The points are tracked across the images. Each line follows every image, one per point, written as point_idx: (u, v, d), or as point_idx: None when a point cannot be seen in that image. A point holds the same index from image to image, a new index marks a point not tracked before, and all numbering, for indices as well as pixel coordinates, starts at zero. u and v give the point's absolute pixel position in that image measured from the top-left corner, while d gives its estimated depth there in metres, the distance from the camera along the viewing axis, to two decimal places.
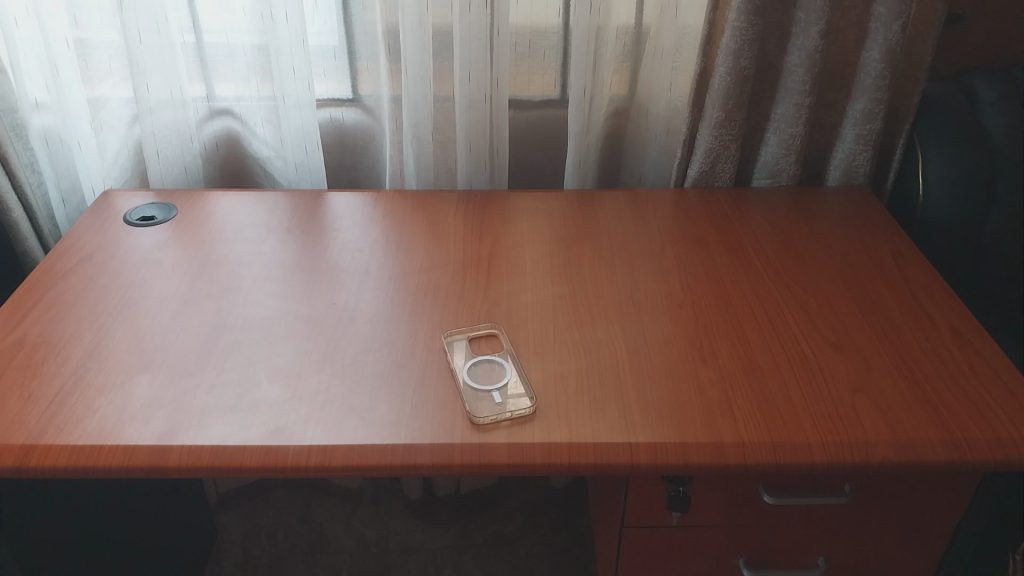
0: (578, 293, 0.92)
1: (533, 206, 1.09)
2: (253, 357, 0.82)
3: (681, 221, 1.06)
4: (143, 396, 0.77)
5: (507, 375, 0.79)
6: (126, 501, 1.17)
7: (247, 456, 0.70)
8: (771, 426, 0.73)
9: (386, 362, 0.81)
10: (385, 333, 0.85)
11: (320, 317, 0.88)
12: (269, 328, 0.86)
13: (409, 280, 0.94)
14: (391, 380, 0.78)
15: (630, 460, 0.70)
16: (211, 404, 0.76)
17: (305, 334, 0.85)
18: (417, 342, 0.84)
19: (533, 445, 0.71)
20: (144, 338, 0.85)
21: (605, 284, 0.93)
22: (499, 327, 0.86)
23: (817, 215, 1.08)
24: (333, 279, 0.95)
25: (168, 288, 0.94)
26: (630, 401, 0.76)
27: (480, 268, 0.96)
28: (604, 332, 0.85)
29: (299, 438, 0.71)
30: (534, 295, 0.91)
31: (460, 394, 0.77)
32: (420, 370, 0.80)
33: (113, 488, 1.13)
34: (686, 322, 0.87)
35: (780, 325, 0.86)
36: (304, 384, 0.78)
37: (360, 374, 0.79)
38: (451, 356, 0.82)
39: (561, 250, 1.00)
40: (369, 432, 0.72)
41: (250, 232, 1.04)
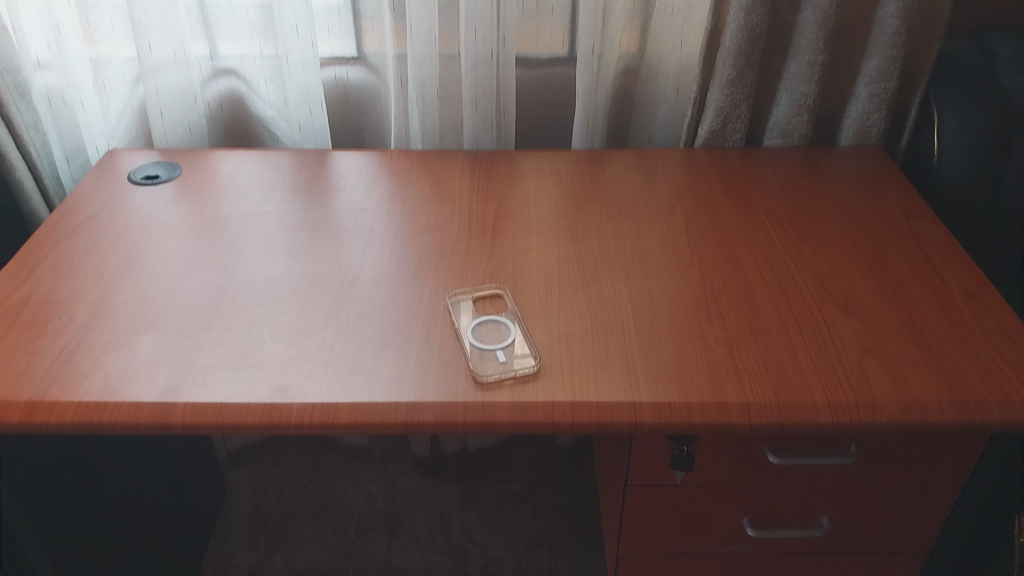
0: (584, 253, 0.91)
1: (541, 166, 1.08)
2: (258, 316, 0.82)
3: (690, 181, 1.05)
4: (147, 354, 0.77)
5: (512, 334, 0.79)
6: (140, 457, 1.19)
7: (251, 413, 0.70)
8: (777, 386, 0.72)
9: (391, 322, 0.81)
10: (389, 293, 0.85)
11: (325, 277, 0.88)
12: (273, 287, 0.86)
13: (414, 240, 0.94)
14: (395, 340, 0.78)
15: (633, 419, 0.70)
16: (215, 362, 0.76)
17: (309, 293, 0.85)
18: (423, 302, 0.83)
19: (537, 404, 0.71)
20: (149, 297, 0.85)
21: (611, 244, 0.92)
22: (504, 287, 0.86)
23: (828, 175, 1.07)
24: (338, 239, 0.94)
25: (173, 247, 0.93)
26: (635, 361, 0.75)
27: (486, 228, 0.95)
28: (609, 292, 0.84)
29: (303, 396, 0.72)
30: (540, 255, 0.91)
31: (464, 353, 0.76)
32: (424, 330, 0.79)
33: (125, 444, 1.14)
34: (693, 281, 0.86)
35: (788, 286, 0.85)
36: (309, 344, 0.78)
37: (364, 333, 0.79)
38: (455, 315, 0.81)
39: (568, 210, 0.99)
40: (373, 390, 0.72)
41: (255, 191, 1.04)
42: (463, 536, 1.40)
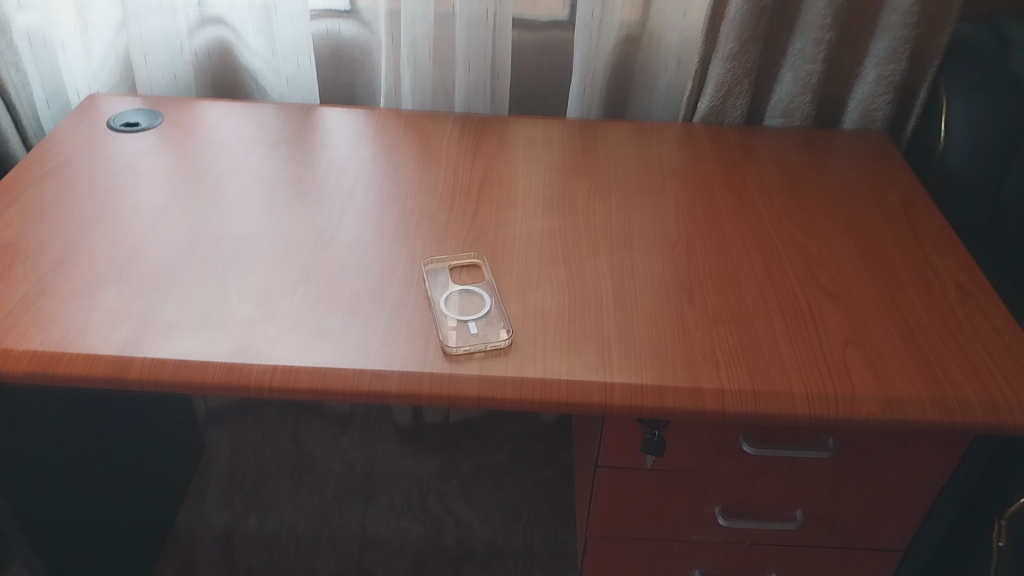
0: (568, 226, 0.88)
1: (533, 134, 1.05)
2: (228, 273, 0.79)
3: (685, 157, 1.02)
4: (110, 306, 0.75)
5: (486, 307, 0.76)
6: (116, 414, 1.17)
7: (210, 372, 0.68)
8: (755, 374, 0.70)
9: (363, 287, 0.78)
10: (364, 257, 0.82)
11: (300, 237, 0.85)
12: (245, 245, 0.84)
13: (395, 204, 0.91)
14: (365, 306, 0.76)
15: (603, 401, 0.68)
16: (178, 318, 0.73)
17: (282, 253, 0.82)
18: (398, 267, 0.81)
19: (506, 380, 0.68)
20: (118, 248, 0.83)
21: (597, 218, 0.89)
22: (483, 257, 0.83)
23: (828, 159, 1.03)
24: (316, 199, 0.91)
25: (147, 198, 0.91)
26: (611, 340, 0.73)
27: (470, 194, 0.93)
28: (591, 269, 0.82)
29: (265, 357, 0.69)
30: (523, 226, 0.88)
31: (435, 323, 0.74)
32: (397, 297, 0.77)
33: (104, 399, 1.13)
34: (678, 261, 0.83)
35: (776, 271, 0.83)
36: (277, 304, 0.75)
37: (335, 297, 0.77)
38: (430, 284, 0.79)
39: (556, 181, 0.96)
40: (338, 356, 0.70)
41: (236, 145, 1.01)
42: (439, 506, 1.39)
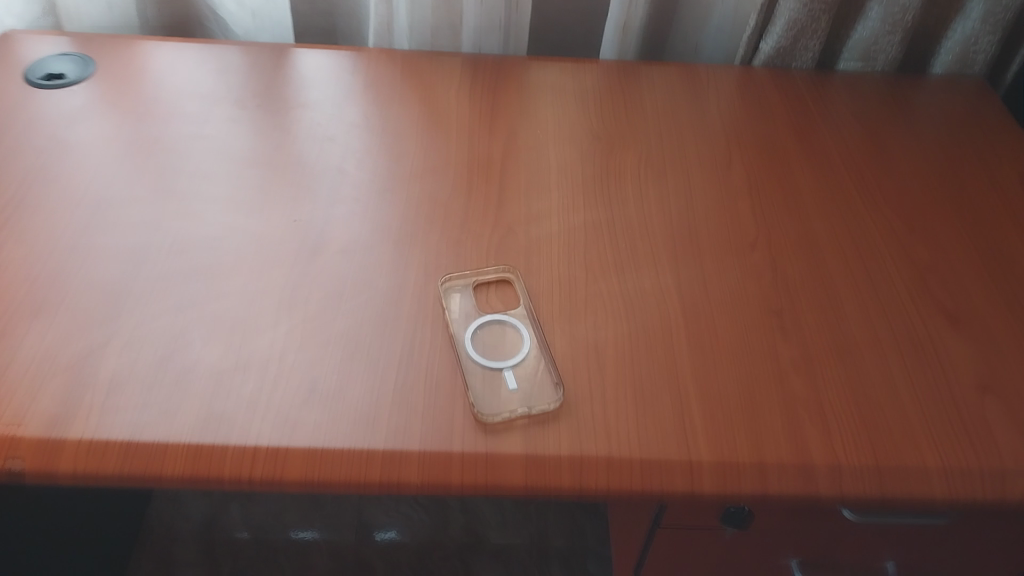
0: (617, 219, 0.70)
1: (560, 84, 0.85)
2: (187, 296, 0.61)
3: (750, 117, 0.82)
4: (29, 354, 0.56)
5: (524, 348, 0.59)
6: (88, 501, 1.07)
7: (169, 460, 0.52)
8: (876, 441, 0.55)
9: (362, 318, 0.60)
10: (362, 271, 0.64)
11: (280, 241, 0.65)
12: (208, 255, 0.64)
13: (396, 191, 0.71)
14: (365, 349, 0.58)
15: (689, 487, 0.52)
16: (122, 371, 0.56)
17: (255, 266, 0.63)
18: (407, 284, 0.63)
19: (560, 462, 0.52)
20: (37, 259, 0.62)
21: (653, 209, 0.71)
22: (514, 271, 0.64)
23: (921, 114, 0.85)
24: (297, 182, 0.71)
25: (76, 181, 0.68)
26: (688, 392, 0.56)
27: (489, 175, 0.73)
28: (651, 281, 0.64)
29: (240, 435, 0.53)
30: (560, 224, 0.69)
31: (461, 376, 0.57)
32: (409, 334, 0.59)
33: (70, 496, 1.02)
34: (759, 268, 0.66)
35: (882, 281, 0.66)
36: (251, 347, 0.58)
37: (326, 334, 0.59)
38: (450, 313, 0.61)
39: (596, 155, 0.76)
40: (335, 429, 0.53)
41: (192, 103, 0.78)
42: None
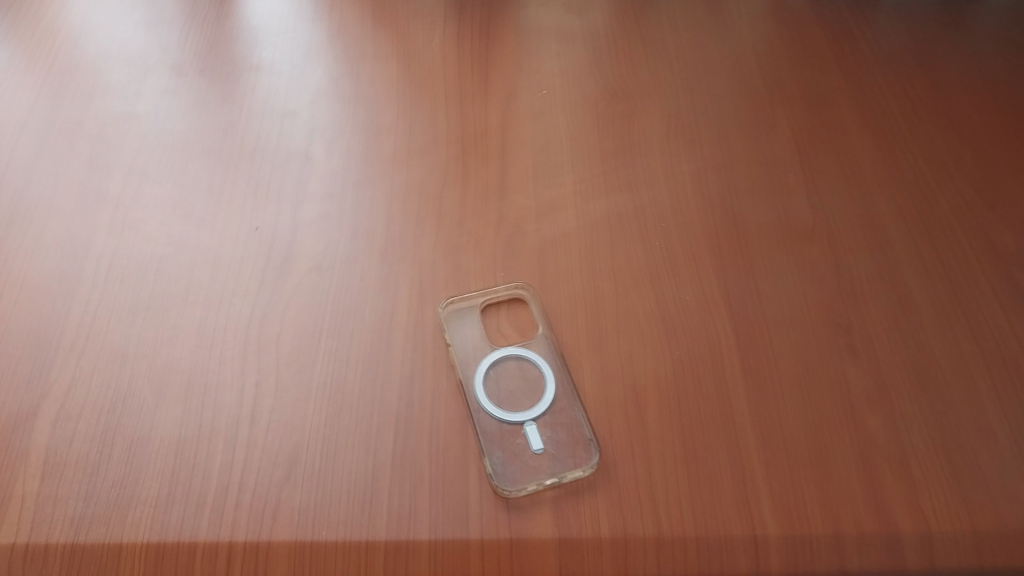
0: (645, 207, 0.58)
1: (566, 22, 0.70)
2: (131, 343, 0.49)
3: (795, 54, 0.69)
4: None
5: (549, 392, 0.49)
6: None
7: (127, 566, 0.42)
8: (969, 492, 0.46)
9: (348, 362, 0.49)
10: (343, 295, 0.52)
11: (239, 260, 0.53)
12: (152, 286, 0.51)
13: (377, 182, 0.57)
14: (354, 406, 0.48)
15: (754, 567, 0.43)
16: (57, 449, 0.45)
17: (211, 295, 0.51)
18: (398, 309, 0.51)
19: (600, 545, 0.43)
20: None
21: (688, 191, 0.59)
22: (527, 286, 0.53)
23: (995, 41, 0.71)
24: (255, 180, 0.57)
25: None
26: (746, 440, 0.47)
27: (487, 153, 0.60)
28: (693, 291, 0.53)
29: (211, 528, 0.43)
30: (580, 218, 0.57)
31: (475, 438, 0.47)
32: (407, 381, 0.49)
33: None
34: (819, 269, 0.55)
35: (962, 278, 0.55)
36: (215, 410, 0.47)
37: (304, 387, 0.48)
38: (455, 353, 0.50)
39: (612, 121, 0.63)
40: (327, 515, 0.44)
41: (120, 70, 0.63)
42: None
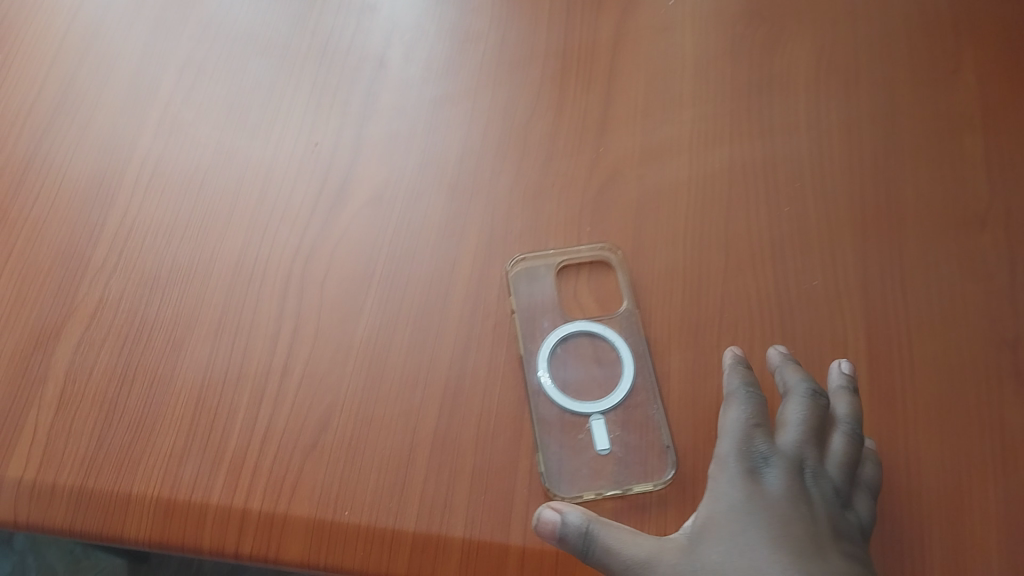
0: (776, 162, 0.48)
1: None
2: (165, 265, 0.44)
3: None
4: None
5: (625, 381, 0.41)
6: None
7: (133, 518, 0.38)
8: None
9: (397, 316, 0.43)
10: (401, 235, 0.45)
11: (292, 178, 0.46)
12: (195, 201, 0.46)
13: (458, 101, 0.49)
14: (398, 369, 0.42)
15: None
16: (75, 378, 0.41)
17: (256, 219, 0.45)
18: (462, 259, 0.44)
19: None
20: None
21: (832, 146, 0.48)
22: (616, 249, 0.45)
23: None
24: (320, 85, 0.49)
25: (31, 68, 0.49)
26: None
27: (591, 75, 0.50)
28: (824, 278, 0.44)
29: (226, 489, 0.39)
30: (694, 170, 0.47)
31: (530, 427, 0.40)
32: (460, 346, 0.42)
33: None
34: (988, 266, 0.44)
35: None
36: (246, 352, 0.42)
37: (345, 339, 0.42)
38: (519, 321, 0.43)
39: (751, 45, 0.51)
40: (352, 494, 0.39)
41: None
42: None
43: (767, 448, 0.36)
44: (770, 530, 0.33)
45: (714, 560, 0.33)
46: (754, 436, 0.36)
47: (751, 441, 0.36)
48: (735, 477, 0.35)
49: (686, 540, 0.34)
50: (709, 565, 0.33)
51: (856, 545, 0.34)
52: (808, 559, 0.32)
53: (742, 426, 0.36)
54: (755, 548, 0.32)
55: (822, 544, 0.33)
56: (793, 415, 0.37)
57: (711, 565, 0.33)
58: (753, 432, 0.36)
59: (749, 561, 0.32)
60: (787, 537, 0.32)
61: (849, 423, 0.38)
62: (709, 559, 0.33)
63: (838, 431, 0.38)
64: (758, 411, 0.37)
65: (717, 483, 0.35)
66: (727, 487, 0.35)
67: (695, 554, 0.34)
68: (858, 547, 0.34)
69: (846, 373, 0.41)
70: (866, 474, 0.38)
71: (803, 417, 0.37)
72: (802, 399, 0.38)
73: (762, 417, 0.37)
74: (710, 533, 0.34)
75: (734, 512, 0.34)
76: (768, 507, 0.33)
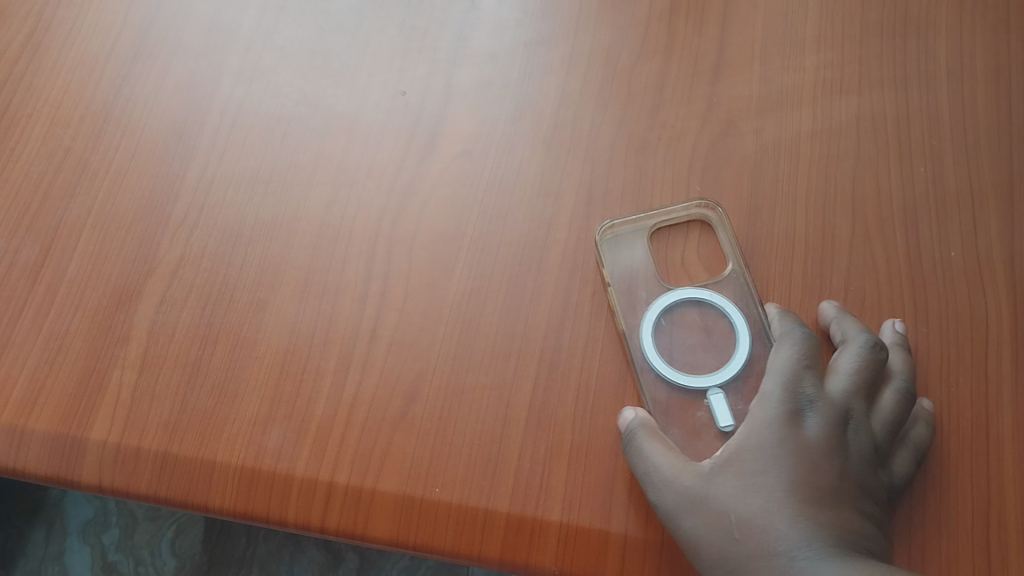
0: (911, 114, 0.42)
1: None
2: (247, 221, 0.42)
3: None
4: (42, 306, 0.40)
5: (741, 351, 0.38)
6: None
7: (217, 487, 0.37)
8: None
9: (490, 280, 0.40)
10: (493, 191, 0.42)
11: (378, 129, 0.44)
12: (277, 153, 0.43)
13: (556, 45, 0.45)
14: (491, 337, 0.39)
15: None
16: (157, 338, 0.39)
17: (342, 173, 0.43)
18: (558, 220, 0.41)
19: None
20: (59, 144, 0.44)
21: (978, 96, 0.43)
22: (715, 207, 0.41)
23: None
24: (409, 28, 0.46)
25: (112, 11, 0.47)
26: (1002, 460, 0.36)
27: (703, 17, 0.45)
28: (964, 248, 0.40)
29: (311, 461, 0.37)
30: (818, 124, 0.43)
31: (643, 407, 0.37)
32: (557, 315, 0.39)
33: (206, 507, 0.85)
34: None
35: None
36: (332, 316, 0.40)
37: (435, 304, 0.40)
38: (617, 296, 0.39)
39: None
40: (442, 469, 0.36)
41: None
42: None
43: (815, 393, 0.34)
44: (791, 476, 0.32)
45: (728, 492, 0.32)
46: (802, 377, 0.34)
47: (799, 381, 0.34)
48: (776, 415, 0.33)
49: (708, 468, 0.34)
50: (723, 496, 0.32)
51: (876, 505, 0.33)
52: (822, 509, 0.31)
53: (791, 366, 0.34)
54: (772, 489, 0.32)
55: (843, 495, 0.32)
56: (850, 362, 0.35)
57: (723, 497, 0.32)
58: (801, 374, 0.34)
59: (764, 499, 0.32)
60: (806, 486, 0.32)
61: (905, 379, 0.36)
62: (724, 490, 0.33)
63: (891, 386, 0.36)
64: (813, 350, 0.35)
65: (755, 416, 0.34)
66: (761, 424, 0.33)
67: (712, 484, 0.33)
68: (877, 506, 0.33)
69: (898, 333, 0.38)
70: (915, 434, 0.36)
71: (857, 367, 0.35)
72: (862, 348, 0.35)
73: (815, 358, 0.35)
74: (733, 464, 0.33)
75: (762, 450, 0.33)
76: (798, 452, 0.32)
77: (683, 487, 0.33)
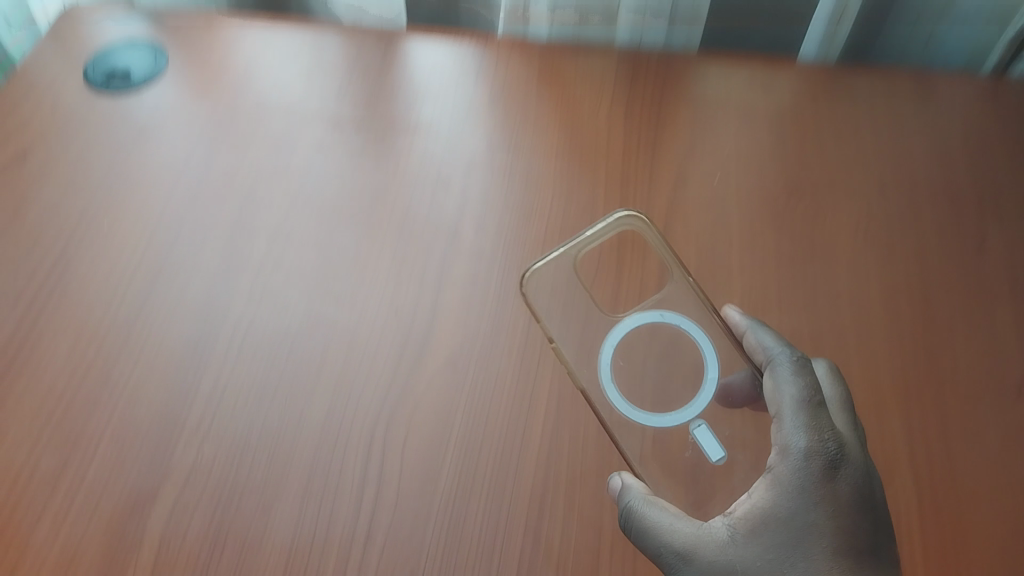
0: (821, 332, 0.51)
1: (745, 93, 0.61)
2: (254, 430, 0.47)
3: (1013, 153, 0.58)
4: (60, 516, 0.44)
5: (710, 374, 0.48)
6: None
7: None
8: None
9: (474, 481, 0.45)
10: (475, 400, 0.48)
11: (373, 345, 0.50)
12: (282, 366, 0.49)
13: (525, 273, 0.53)
14: (475, 535, 0.44)
15: None
16: (168, 543, 0.43)
17: (340, 386, 0.48)
18: (532, 425, 0.47)
19: None
20: (83, 358, 0.49)
21: (873, 317, 0.52)
22: (638, 217, 0.53)
23: None
24: (399, 256, 0.53)
25: (134, 240, 0.54)
26: None
27: None
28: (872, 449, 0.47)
29: None
30: None
31: (628, 465, 0.45)
32: (533, 513, 0.44)
33: None
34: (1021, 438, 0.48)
35: None
36: (330, 519, 0.44)
37: (425, 505, 0.45)
38: (562, 348, 0.48)
39: (794, 217, 0.56)
40: None
41: (276, 121, 0.60)
42: None
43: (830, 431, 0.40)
44: (823, 518, 0.38)
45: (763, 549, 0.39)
46: (818, 419, 0.40)
47: (819, 446, 0.39)
48: (804, 462, 0.39)
49: (727, 533, 0.40)
50: (758, 551, 0.39)
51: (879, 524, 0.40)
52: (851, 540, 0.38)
53: (805, 408, 0.41)
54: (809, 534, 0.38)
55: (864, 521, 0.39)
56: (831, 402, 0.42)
57: (756, 551, 0.39)
58: (816, 417, 0.40)
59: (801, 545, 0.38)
60: (837, 525, 0.38)
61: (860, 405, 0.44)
62: (758, 549, 0.39)
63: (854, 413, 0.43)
64: (817, 414, 0.41)
65: (783, 465, 0.40)
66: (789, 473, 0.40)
67: (741, 544, 0.39)
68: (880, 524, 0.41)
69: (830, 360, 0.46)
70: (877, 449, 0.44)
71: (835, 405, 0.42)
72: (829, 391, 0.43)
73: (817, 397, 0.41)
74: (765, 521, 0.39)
75: (791, 503, 0.39)
76: (828, 494, 0.39)
77: (710, 555, 0.39)
